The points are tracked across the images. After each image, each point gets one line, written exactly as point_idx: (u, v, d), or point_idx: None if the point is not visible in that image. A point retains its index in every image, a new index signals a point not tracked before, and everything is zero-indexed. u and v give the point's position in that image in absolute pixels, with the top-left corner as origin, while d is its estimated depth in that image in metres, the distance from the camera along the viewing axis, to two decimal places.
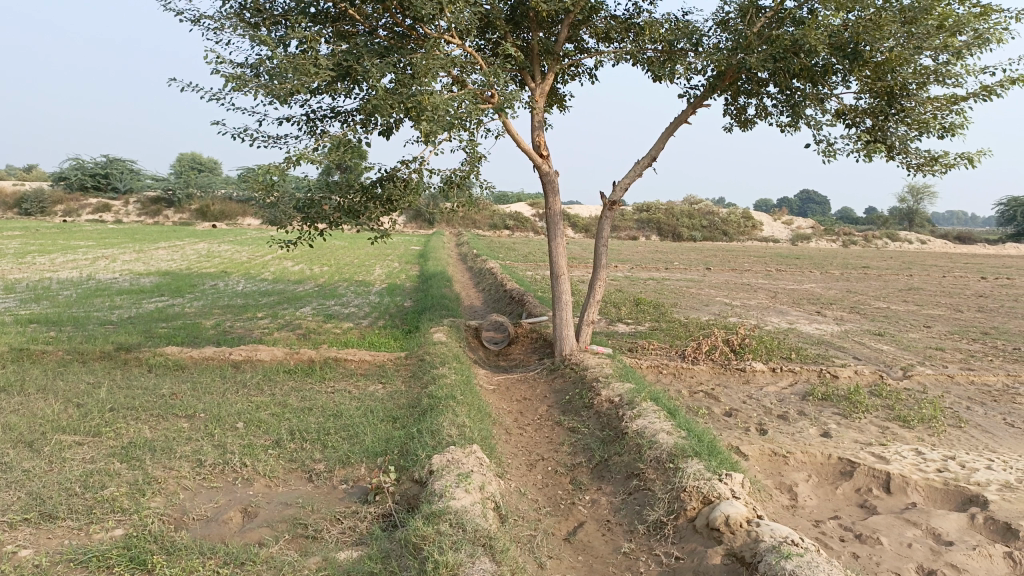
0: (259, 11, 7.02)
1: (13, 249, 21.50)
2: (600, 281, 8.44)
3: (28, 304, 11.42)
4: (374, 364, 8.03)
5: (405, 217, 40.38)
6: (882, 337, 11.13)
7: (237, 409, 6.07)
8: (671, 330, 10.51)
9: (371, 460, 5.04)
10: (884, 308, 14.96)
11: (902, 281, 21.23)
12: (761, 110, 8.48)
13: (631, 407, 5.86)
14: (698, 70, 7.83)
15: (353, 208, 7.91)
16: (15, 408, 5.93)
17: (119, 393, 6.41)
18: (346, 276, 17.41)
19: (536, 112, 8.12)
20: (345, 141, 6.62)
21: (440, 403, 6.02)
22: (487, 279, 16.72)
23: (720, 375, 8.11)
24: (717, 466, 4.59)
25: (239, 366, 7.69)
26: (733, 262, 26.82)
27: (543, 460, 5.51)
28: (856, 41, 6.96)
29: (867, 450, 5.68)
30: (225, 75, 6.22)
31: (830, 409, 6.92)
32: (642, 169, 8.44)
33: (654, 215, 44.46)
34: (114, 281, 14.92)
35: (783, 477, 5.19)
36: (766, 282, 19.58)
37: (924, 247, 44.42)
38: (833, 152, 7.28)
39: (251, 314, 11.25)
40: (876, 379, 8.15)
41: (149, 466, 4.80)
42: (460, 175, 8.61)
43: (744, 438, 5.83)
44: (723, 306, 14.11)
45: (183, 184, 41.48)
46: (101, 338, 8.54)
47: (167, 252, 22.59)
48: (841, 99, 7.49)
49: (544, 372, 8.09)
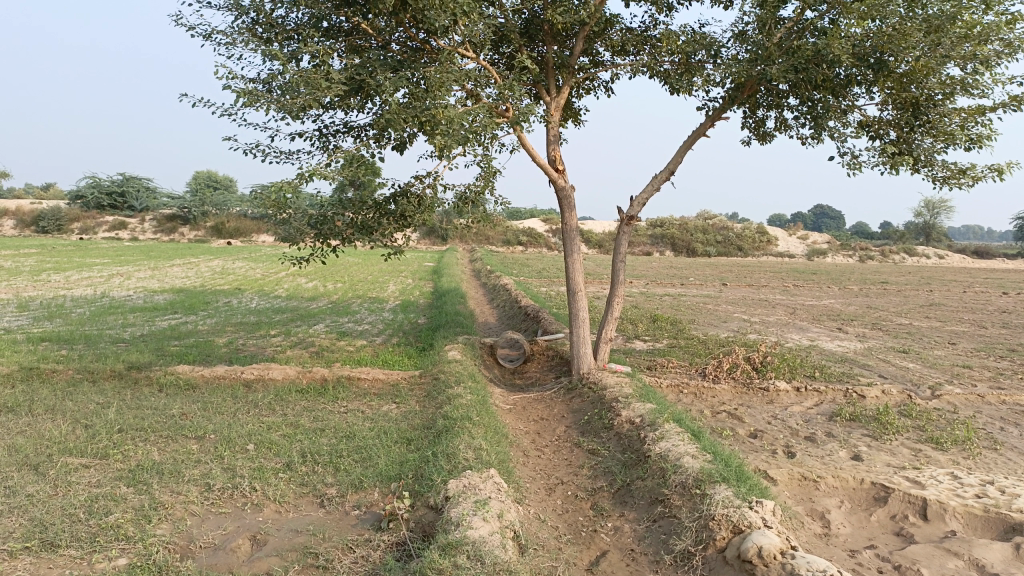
0: (272, 25, 6.95)
1: (30, 266, 21.65)
2: (618, 298, 8.25)
3: (41, 322, 11.39)
4: (388, 383, 7.87)
5: (418, 234, 40.44)
6: (907, 354, 10.86)
7: (248, 431, 5.92)
8: (690, 348, 10.31)
9: (385, 485, 4.86)
10: (906, 324, 14.67)
11: (923, 297, 20.90)
12: (781, 123, 8.31)
13: (654, 429, 5.65)
14: (717, 83, 7.68)
15: (366, 225, 7.77)
16: (22, 429, 5.81)
17: (128, 414, 6.28)
18: (360, 292, 17.33)
19: (551, 125, 7.98)
20: (358, 156, 6.51)
21: (455, 425, 5.83)
22: (501, 295, 16.58)
23: (743, 395, 7.88)
24: (747, 492, 4.38)
25: (251, 385, 7.55)
26: (748, 277, 26.62)
27: (562, 484, 5.32)
28: (881, 51, 6.76)
29: (901, 474, 5.45)
30: (236, 91, 6.12)
31: (859, 430, 6.69)
32: (661, 183, 8.28)
33: (668, 230, 44.21)
34: (128, 299, 14.88)
35: (814, 503, 4.97)
36: (784, 298, 19.34)
37: (942, 262, 43.89)
38: (857, 164, 7.07)
39: (264, 332, 11.15)
40: (904, 399, 7.90)
41: (156, 490, 4.65)
42: (474, 191, 8.51)
43: (772, 461, 5.61)
44: (741, 322, 13.90)
45: (199, 202, 41.70)
46: (113, 356, 8.43)
47: (181, 269, 22.63)
48: (864, 111, 7.30)
49: (561, 391, 7.89)
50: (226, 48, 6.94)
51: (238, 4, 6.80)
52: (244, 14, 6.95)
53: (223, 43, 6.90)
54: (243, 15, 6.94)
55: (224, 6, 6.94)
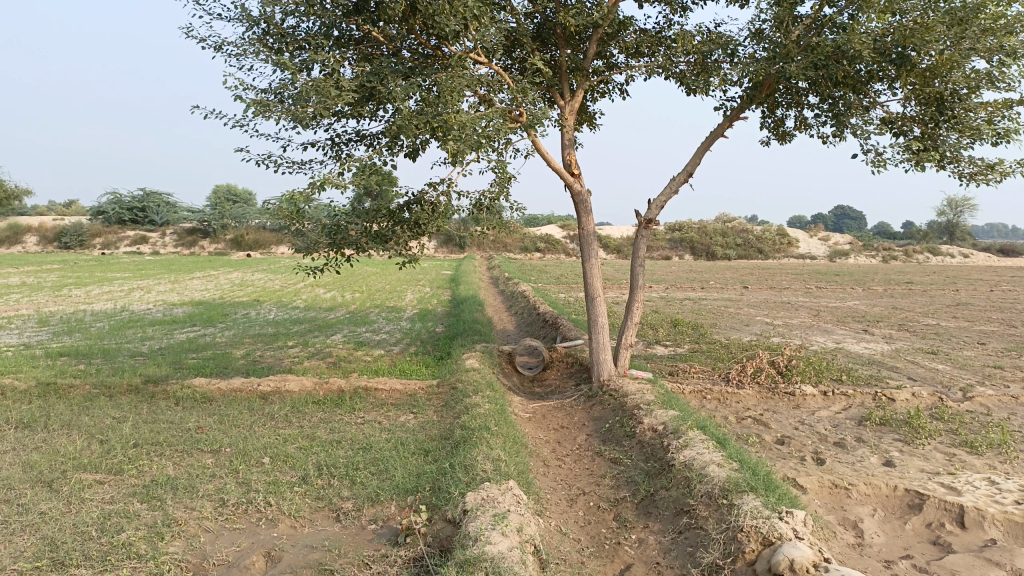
0: (282, 36, 6.89)
1: (52, 282, 21.88)
2: (637, 302, 8.09)
3: (60, 337, 11.41)
4: (406, 393, 7.76)
5: (436, 243, 40.45)
6: (936, 355, 10.60)
7: (264, 444, 5.83)
8: (712, 352, 10.13)
9: (402, 498, 4.74)
10: (933, 325, 14.36)
11: (949, 296, 20.51)
12: (801, 121, 8.14)
13: (677, 436, 5.50)
14: (734, 82, 7.52)
15: (381, 234, 7.69)
16: (37, 445, 5.76)
17: (144, 428, 6.21)
18: (378, 302, 17.30)
19: (566, 129, 7.85)
20: (371, 164, 6.42)
21: (473, 435, 5.71)
22: (520, 302, 16.47)
23: (768, 400, 7.70)
24: (776, 502, 4.22)
25: (267, 398, 7.46)
26: (770, 280, 26.30)
27: (584, 495, 5.17)
28: (903, 45, 6.56)
29: (935, 480, 5.25)
30: (246, 101, 6.06)
31: (890, 435, 6.48)
32: (679, 186, 8.13)
33: (687, 234, 43.90)
34: (147, 312, 14.93)
35: (846, 512, 4.79)
36: (807, 300, 19.06)
37: (968, 260, 43.17)
38: (882, 162, 6.88)
39: (282, 343, 11.09)
40: (935, 401, 7.68)
41: (170, 506, 4.57)
42: (489, 198, 8.40)
43: (801, 469, 5.43)
44: (764, 326, 13.67)
45: (218, 215, 41.58)
46: (130, 370, 8.40)
47: (201, 282, 22.67)
48: (887, 107, 7.11)
49: (581, 399, 7.74)
50: (236, 59, 6.90)
51: (248, 15, 6.76)
52: (255, 25, 6.90)
53: (233, 54, 6.87)
54: (253, 26, 6.90)
55: (235, 17, 6.90)
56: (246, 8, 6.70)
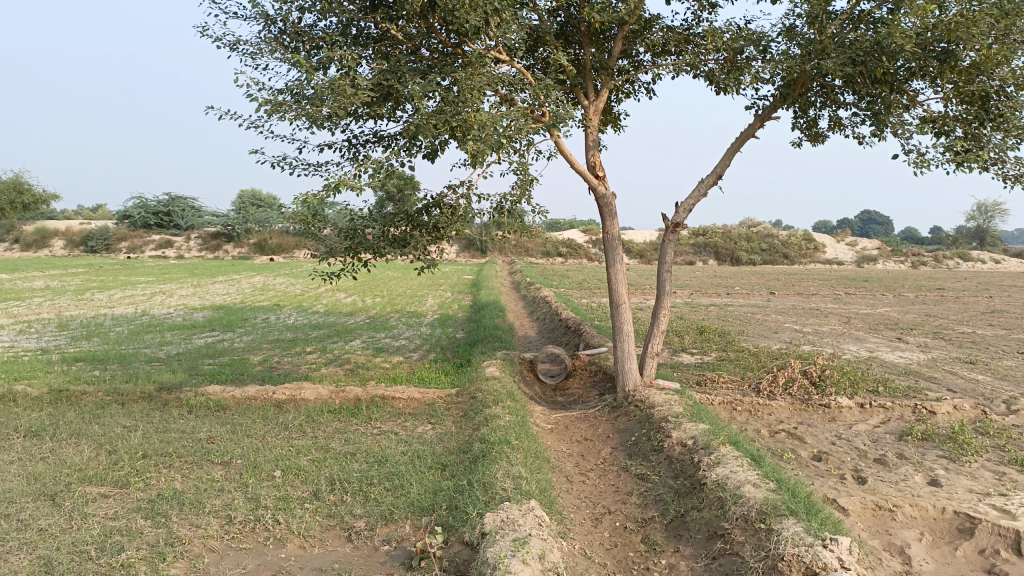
0: (299, 34, 6.69)
1: (76, 285, 21.94)
2: (664, 309, 7.79)
3: (78, 342, 11.31)
4: (424, 402, 7.51)
5: (457, 247, 40.34)
6: (975, 365, 10.17)
7: (275, 456, 5.61)
8: (740, 361, 9.80)
9: (417, 518, 4.49)
10: (970, 333, 13.87)
11: (984, 303, 19.92)
12: (836, 121, 7.82)
13: (708, 452, 5.20)
14: (766, 79, 7.20)
15: (400, 238, 7.45)
16: (44, 456, 5.58)
17: (153, 438, 6.02)
18: (399, 307, 17.09)
19: (591, 130, 7.57)
20: (388, 166, 6.16)
21: (493, 449, 5.44)
22: (542, 308, 16.22)
23: (802, 412, 7.37)
24: (819, 527, 3.91)
25: (281, 406, 7.26)
26: (797, 285, 25.84)
27: (610, 514, 4.89)
28: (947, 39, 6.25)
29: (986, 502, 4.90)
30: (259, 100, 5.85)
31: (934, 452, 6.12)
32: (708, 188, 7.83)
33: (711, 239, 43.43)
34: (167, 317, 14.83)
35: (892, 536, 4.45)
36: (836, 306, 18.60)
37: (1000, 267, 42.18)
38: (924, 162, 6.52)
39: (299, 349, 10.91)
40: (978, 415, 7.30)
41: (174, 523, 4.35)
42: (511, 201, 8.16)
43: (841, 488, 5.11)
44: (793, 333, 13.29)
45: (242, 220, 41.80)
46: (144, 377, 8.21)
47: (223, 286, 22.66)
48: (928, 106, 6.77)
49: (606, 409, 7.46)
50: (251, 58, 6.73)
51: (263, 13, 6.58)
52: (271, 24, 6.73)
53: (249, 54, 6.69)
54: (270, 25, 6.72)
55: (250, 16, 6.73)
56: (262, 7, 6.53)
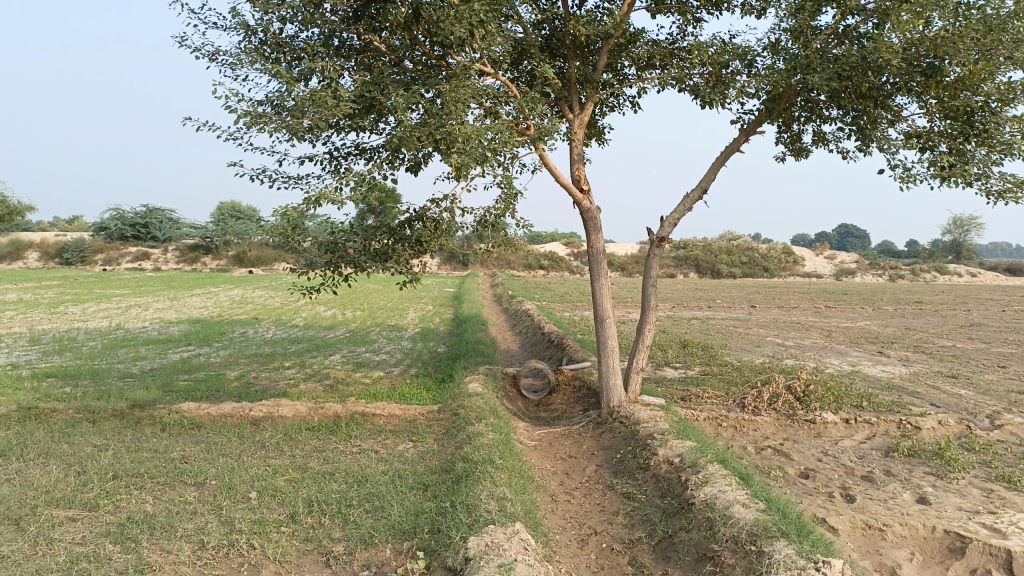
0: (280, 45, 6.57)
1: (49, 298, 21.57)
2: (648, 323, 7.71)
3: (50, 357, 11.06)
4: (405, 419, 7.37)
5: (438, 260, 40.21)
6: (957, 379, 10.19)
7: (251, 476, 5.44)
8: (724, 375, 9.74)
9: (399, 541, 4.35)
10: (950, 347, 13.92)
11: (962, 317, 20.06)
12: (819, 136, 7.80)
13: (695, 471, 5.10)
14: (752, 94, 7.17)
15: (381, 252, 7.33)
16: (10, 477, 5.38)
17: (124, 458, 5.83)
18: (379, 320, 16.92)
19: (575, 143, 7.50)
20: (370, 179, 6.04)
21: (477, 469, 5.30)
22: (524, 321, 16.12)
23: (788, 428, 7.31)
24: (811, 549, 3.82)
25: (258, 424, 7.08)
26: (778, 299, 25.97)
27: (596, 535, 4.77)
28: (933, 54, 6.25)
29: (976, 521, 4.83)
30: (239, 112, 5.71)
31: (920, 468, 6.07)
32: (693, 203, 7.78)
33: (692, 252, 43.61)
34: (142, 330, 14.56)
35: (883, 556, 4.37)
36: (817, 320, 18.65)
37: (976, 280, 42.66)
38: (910, 177, 6.48)
39: (278, 364, 10.71)
40: (963, 430, 7.28)
41: (145, 549, 4.18)
42: (494, 215, 8.07)
43: (830, 507, 5.03)
44: (775, 346, 13.28)
45: (221, 232, 41.42)
46: (116, 394, 7.99)
47: (200, 299, 22.36)
48: (912, 121, 6.76)
49: (590, 426, 7.35)
50: (230, 68, 6.59)
51: (244, 23, 6.45)
52: (251, 34, 6.60)
53: (228, 64, 6.56)
54: (250, 35, 6.59)
55: (230, 26, 6.60)
56: (242, 17, 6.40)
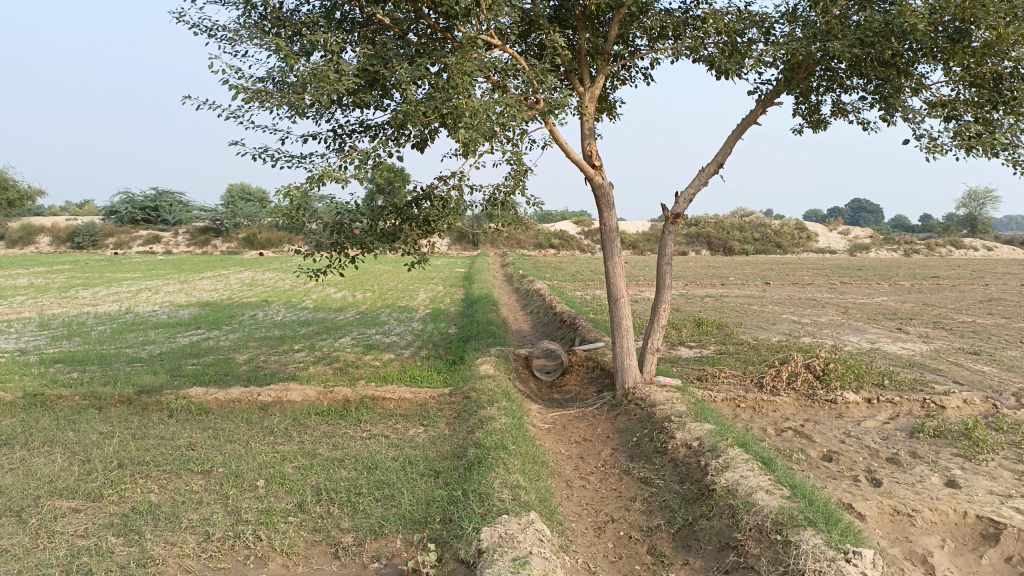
0: (280, 19, 6.36)
1: (60, 283, 21.55)
2: (663, 303, 7.51)
3: (58, 342, 10.97)
4: (416, 403, 7.23)
5: (449, 240, 40.05)
6: (979, 356, 9.94)
7: (258, 464, 5.30)
8: (740, 354, 9.55)
9: (410, 532, 4.21)
10: (970, 322, 13.64)
11: (980, 291, 19.74)
12: (839, 107, 7.55)
13: (715, 455, 4.93)
14: (770, 63, 6.88)
15: (389, 232, 7.15)
16: (13, 467, 5.27)
17: (130, 446, 5.71)
18: (390, 302, 16.81)
19: (587, 118, 7.27)
20: (376, 156, 5.84)
21: (489, 456, 5.15)
22: (535, 301, 15.95)
23: (807, 408, 7.13)
24: (839, 539, 3.65)
25: (267, 409, 6.96)
26: (792, 275, 25.64)
27: (613, 522, 4.62)
28: (960, 18, 5.99)
29: (1008, 505, 4.64)
30: (238, 88, 5.51)
31: (947, 449, 5.87)
32: (708, 177, 7.55)
33: (704, 229, 43.26)
34: (151, 314, 14.48)
35: (913, 543, 4.19)
36: (833, 297, 18.38)
37: (992, 254, 42.08)
38: (938, 147, 6.21)
39: (287, 347, 10.60)
40: (989, 409, 7.07)
41: (148, 541, 4.06)
42: (504, 193, 7.85)
43: (856, 492, 4.84)
44: (791, 324, 13.05)
45: (231, 215, 41.34)
46: (123, 380, 7.87)
47: (211, 282, 22.24)
48: (936, 89, 6.50)
49: (604, 408, 7.19)
50: (230, 44, 6.40)
51: None
52: (251, 9, 6.39)
53: (228, 40, 6.36)
54: (249, 9, 6.38)
55: (229, 1, 6.40)
56: None
